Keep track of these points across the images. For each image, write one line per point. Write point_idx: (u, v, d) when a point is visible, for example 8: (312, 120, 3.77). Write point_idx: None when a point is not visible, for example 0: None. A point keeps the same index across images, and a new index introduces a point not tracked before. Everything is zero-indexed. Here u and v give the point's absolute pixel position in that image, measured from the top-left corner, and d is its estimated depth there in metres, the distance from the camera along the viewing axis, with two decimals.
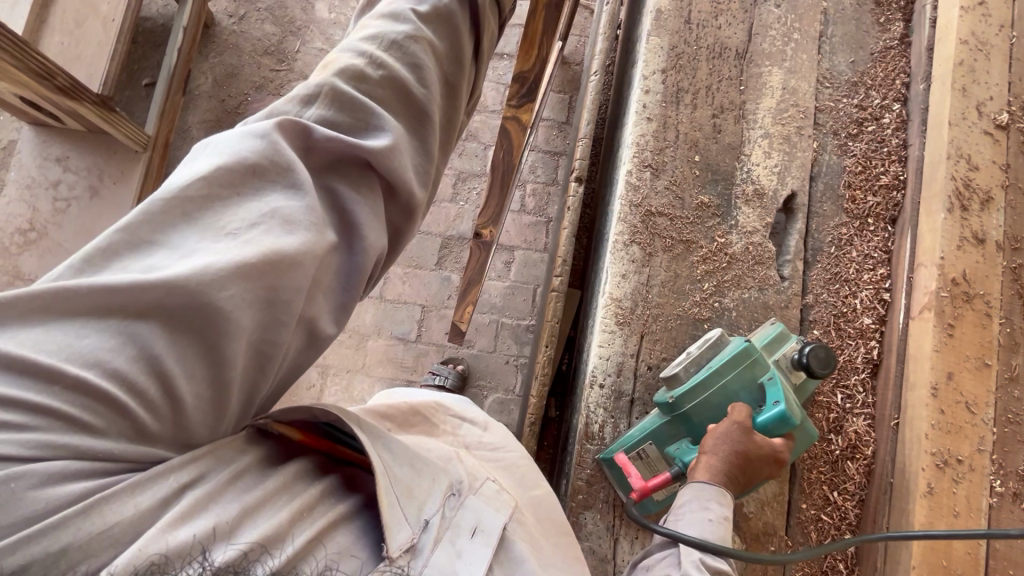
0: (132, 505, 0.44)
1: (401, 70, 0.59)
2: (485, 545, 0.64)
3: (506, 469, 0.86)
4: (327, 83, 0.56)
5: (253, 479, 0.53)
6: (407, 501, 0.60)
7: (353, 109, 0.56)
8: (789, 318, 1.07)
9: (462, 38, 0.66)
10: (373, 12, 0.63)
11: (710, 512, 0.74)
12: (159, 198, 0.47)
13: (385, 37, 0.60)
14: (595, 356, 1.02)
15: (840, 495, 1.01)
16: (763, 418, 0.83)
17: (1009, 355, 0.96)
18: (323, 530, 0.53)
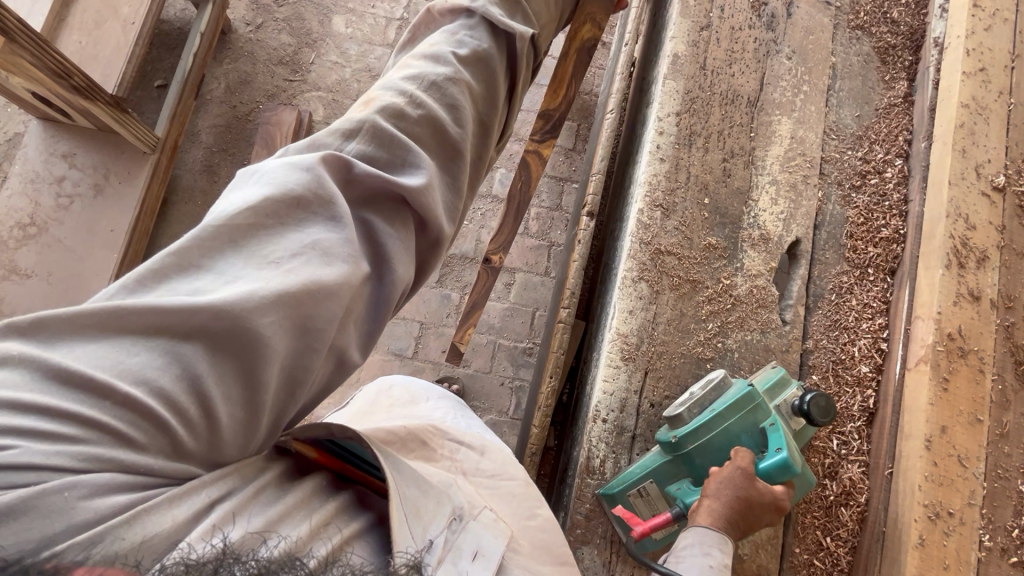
0: (169, 517, 0.44)
1: (438, 110, 0.61)
2: (485, 569, 0.62)
3: (506, 496, 0.86)
4: (369, 120, 0.58)
5: (275, 492, 0.53)
6: (414, 520, 0.60)
7: (392, 145, 0.58)
8: (789, 362, 1.09)
9: (497, 80, 0.69)
10: (414, 53, 0.66)
11: (711, 558, 0.75)
12: (209, 223, 0.49)
13: (427, 78, 0.62)
14: (599, 390, 1.03)
15: (832, 540, 1.02)
16: (765, 464, 0.85)
17: (1000, 412, 0.99)
18: (346, 541, 0.53)
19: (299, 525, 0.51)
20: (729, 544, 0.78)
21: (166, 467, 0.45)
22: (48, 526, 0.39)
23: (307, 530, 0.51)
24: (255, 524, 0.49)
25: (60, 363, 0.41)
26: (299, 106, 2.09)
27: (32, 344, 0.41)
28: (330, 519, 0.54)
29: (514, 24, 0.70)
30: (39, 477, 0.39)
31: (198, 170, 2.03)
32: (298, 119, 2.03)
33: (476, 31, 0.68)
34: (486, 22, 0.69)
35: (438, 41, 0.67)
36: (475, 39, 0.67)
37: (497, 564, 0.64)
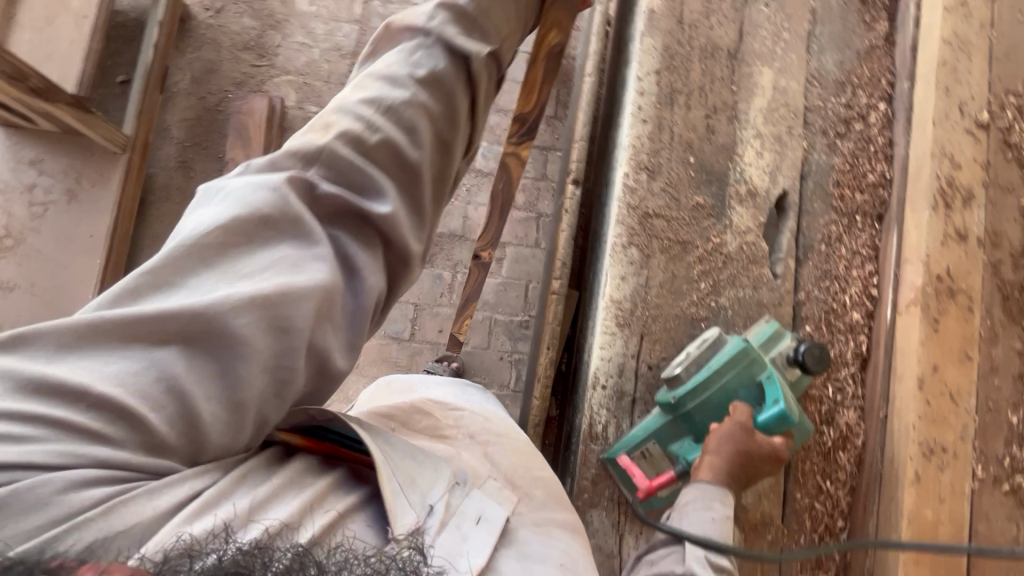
0: (151, 506, 0.45)
1: (396, 136, 0.58)
2: (489, 532, 0.63)
3: (513, 451, 0.86)
4: (327, 148, 0.56)
5: (262, 472, 0.54)
6: (411, 488, 0.61)
7: (355, 171, 0.56)
8: (782, 315, 1.10)
9: (458, 102, 0.63)
10: (370, 71, 0.62)
11: (714, 511, 0.78)
12: (183, 238, 0.50)
13: (382, 102, 0.59)
14: (597, 357, 1.04)
15: (832, 484, 1.04)
16: (764, 417, 0.86)
17: (989, 347, 1.01)
18: (342, 519, 0.54)
19: (290, 503, 0.52)
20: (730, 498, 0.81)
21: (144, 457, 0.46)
22: (27, 520, 0.41)
23: (298, 508, 0.52)
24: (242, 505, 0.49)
25: (43, 373, 0.43)
26: (270, 92, 2.03)
27: (17, 356, 0.43)
28: (323, 496, 0.55)
29: (469, 43, 0.63)
30: (16, 475, 0.41)
31: (172, 166, 1.98)
32: (271, 106, 1.98)
33: (433, 52, 0.62)
34: (442, 41, 0.62)
35: (393, 60, 0.62)
36: (432, 59, 0.62)
37: (500, 528, 0.65)
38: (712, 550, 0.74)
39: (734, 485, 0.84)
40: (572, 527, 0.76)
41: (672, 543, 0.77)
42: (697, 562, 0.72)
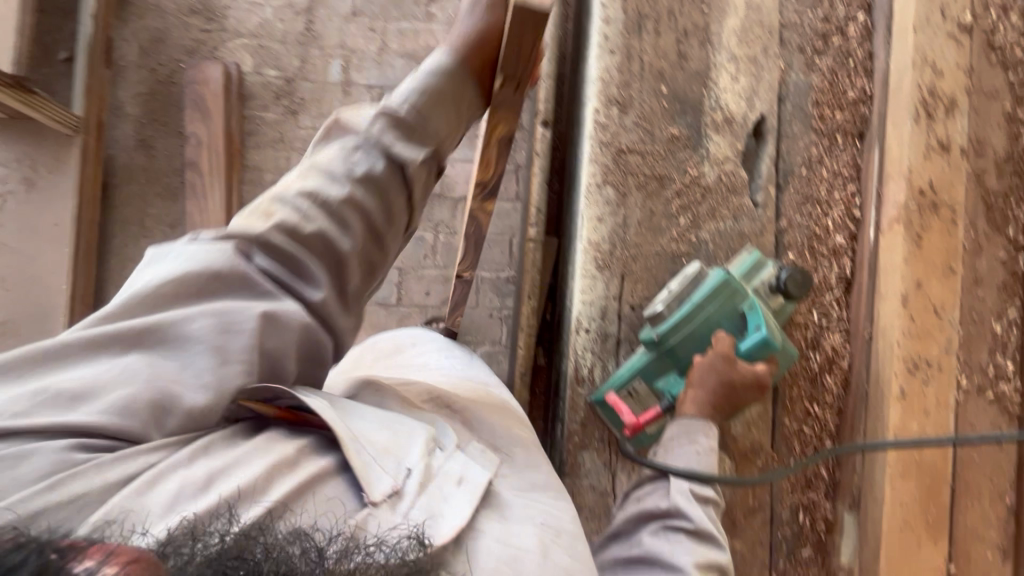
0: (101, 478, 0.49)
1: (329, 230, 0.58)
2: (472, 493, 0.63)
3: (491, 410, 0.86)
4: (260, 235, 0.57)
5: (228, 442, 0.57)
6: (384, 457, 0.61)
7: (289, 257, 0.58)
8: (764, 245, 1.08)
9: (395, 206, 0.62)
10: (313, 159, 0.60)
11: (698, 445, 0.83)
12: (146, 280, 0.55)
13: (318, 196, 0.58)
14: (578, 302, 1.03)
15: (819, 407, 1.04)
16: (746, 345, 0.87)
17: (973, 259, 0.99)
18: (311, 483, 0.55)
19: (254, 466, 0.54)
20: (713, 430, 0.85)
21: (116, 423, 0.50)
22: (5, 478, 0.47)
23: (261, 471, 0.53)
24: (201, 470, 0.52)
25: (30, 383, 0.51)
26: (224, 59, 1.92)
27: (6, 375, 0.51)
28: (292, 458, 0.56)
29: (409, 149, 0.61)
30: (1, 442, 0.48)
31: (133, 146, 1.90)
32: (226, 73, 1.89)
33: (369, 152, 0.60)
34: (380, 147, 0.60)
35: (333, 154, 0.60)
36: (373, 159, 0.60)
37: (483, 487, 0.64)
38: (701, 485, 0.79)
39: (716, 417, 0.87)
40: (554, 485, 0.75)
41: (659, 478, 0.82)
42: (681, 491, 0.78)
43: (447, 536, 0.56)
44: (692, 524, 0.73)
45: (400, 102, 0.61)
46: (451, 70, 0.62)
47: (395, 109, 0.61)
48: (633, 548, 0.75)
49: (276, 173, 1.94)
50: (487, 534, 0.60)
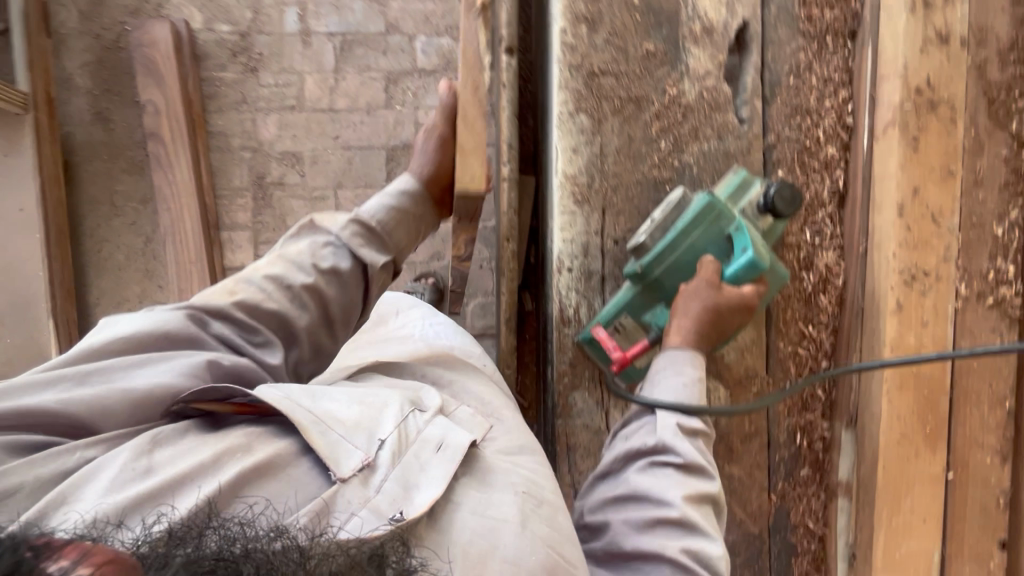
0: (32, 473, 0.57)
1: (286, 309, 0.84)
2: (451, 458, 0.66)
3: (476, 378, 0.90)
4: (224, 309, 0.80)
5: (181, 434, 0.64)
6: (354, 432, 0.65)
7: (246, 325, 0.81)
8: (752, 164, 1.01)
9: (350, 294, 0.91)
10: (285, 253, 0.88)
11: (683, 376, 0.81)
12: (96, 341, 0.71)
13: (285, 281, 0.85)
14: (558, 241, 0.98)
15: (814, 327, 1.00)
16: (731, 269, 0.84)
17: (974, 159, 0.93)
18: (259, 470, 0.60)
19: (200, 454, 0.61)
20: (702, 360, 0.83)
21: (91, 414, 0.64)
22: None
23: (206, 457, 0.60)
24: (150, 457, 0.59)
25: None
26: (172, 16, 1.80)
27: None
28: (243, 445, 0.62)
29: (371, 253, 0.91)
30: None
31: (88, 120, 1.81)
32: (176, 34, 1.77)
33: (336, 254, 0.90)
34: (348, 249, 0.90)
35: (304, 250, 0.88)
36: (336, 258, 0.89)
37: (463, 454, 0.66)
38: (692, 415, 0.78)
39: (706, 347, 0.85)
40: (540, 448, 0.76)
41: (646, 414, 0.81)
42: (667, 427, 0.76)
43: (420, 509, 0.60)
44: (680, 459, 0.73)
45: (372, 212, 0.93)
46: (415, 193, 0.97)
47: (366, 220, 0.92)
48: (620, 486, 0.75)
49: (243, 137, 1.86)
50: (463, 506, 0.62)
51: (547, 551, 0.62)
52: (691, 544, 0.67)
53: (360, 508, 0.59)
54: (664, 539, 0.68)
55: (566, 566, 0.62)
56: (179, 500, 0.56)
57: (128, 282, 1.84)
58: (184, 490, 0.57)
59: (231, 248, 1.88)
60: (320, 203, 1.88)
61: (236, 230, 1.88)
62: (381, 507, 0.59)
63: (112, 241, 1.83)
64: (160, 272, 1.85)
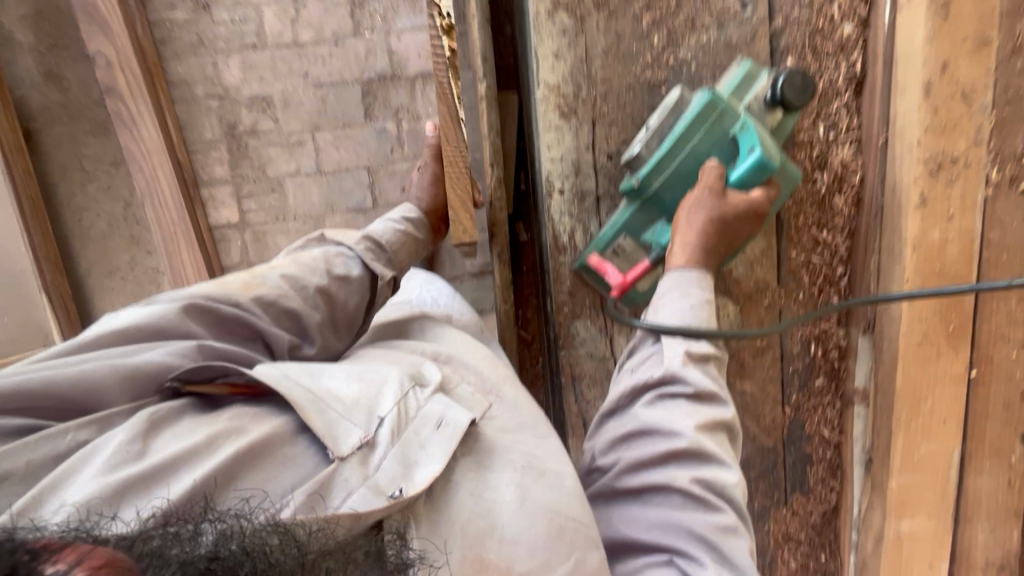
0: (25, 459, 0.52)
1: (300, 306, 0.89)
2: (451, 435, 0.63)
3: (475, 354, 0.86)
4: (241, 302, 0.83)
5: (177, 416, 0.61)
6: (352, 408, 0.62)
7: (251, 324, 0.83)
8: (757, 54, 0.90)
9: (356, 302, 1.00)
10: (302, 260, 0.97)
11: (691, 298, 0.75)
12: (90, 334, 0.70)
13: (300, 283, 0.92)
14: (545, 161, 0.91)
15: (829, 233, 0.93)
16: (737, 173, 0.76)
17: (1014, 22, 0.81)
18: (256, 450, 0.57)
19: (191, 437, 0.56)
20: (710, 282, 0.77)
21: (84, 391, 0.61)
22: None
23: (199, 439, 0.56)
24: (138, 442, 0.55)
25: None
26: None
27: None
28: (235, 427, 0.59)
29: (378, 266, 1.06)
30: None
31: (40, 80, 1.68)
32: None
33: (347, 262, 1.02)
34: (360, 260, 1.04)
35: (319, 257, 0.99)
36: (346, 267, 1.01)
37: (463, 432, 0.64)
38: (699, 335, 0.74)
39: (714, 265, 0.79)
40: (543, 426, 0.74)
41: (654, 342, 0.77)
42: (674, 356, 0.72)
43: (420, 486, 0.58)
44: (690, 389, 0.70)
45: (381, 234, 1.12)
46: (415, 220, 1.23)
47: (376, 237, 1.10)
48: (628, 423, 0.72)
49: (206, 84, 1.73)
50: (462, 487, 0.62)
51: (549, 517, 0.62)
52: (703, 475, 0.65)
53: (358, 485, 0.56)
54: (676, 471, 0.66)
55: (570, 521, 0.63)
56: (174, 483, 0.52)
57: (116, 250, 1.79)
58: (178, 473, 0.53)
59: (215, 205, 1.81)
60: (298, 149, 1.78)
61: (216, 186, 1.80)
62: (380, 485, 0.57)
63: (90, 209, 1.76)
64: (145, 236, 1.79)
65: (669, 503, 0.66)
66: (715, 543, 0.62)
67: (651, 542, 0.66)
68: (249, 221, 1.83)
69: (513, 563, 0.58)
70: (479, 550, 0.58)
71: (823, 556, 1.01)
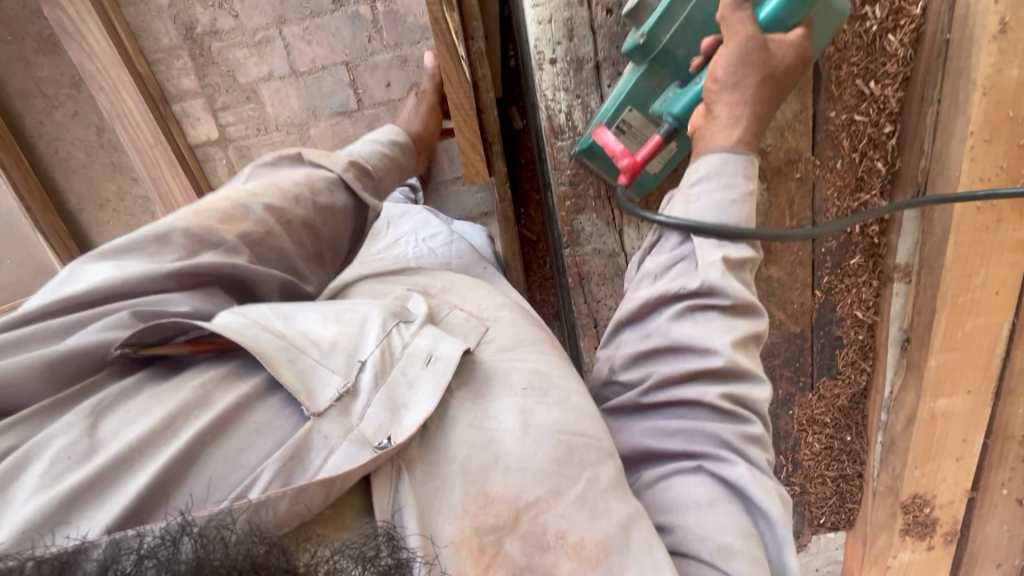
0: None
1: (284, 243, 0.80)
2: (443, 370, 0.60)
3: (471, 287, 0.88)
4: (227, 242, 0.73)
5: (125, 396, 0.55)
6: (331, 354, 0.59)
7: (237, 274, 0.72)
8: None
9: (338, 236, 0.90)
10: (281, 183, 0.84)
11: (733, 192, 0.65)
12: (37, 304, 0.62)
13: (285, 214, 0.81)
14: (532, 24, 0.75)
15: (877, 85, 0.77)
16: (771, 9, 0.63)
17: None
18: (221, 424, 0.52)
19: (147, 420, 0.51)
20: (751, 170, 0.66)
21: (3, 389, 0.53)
22: None
23: (156, 421, 0.51)
24: (84, 438, 0.49)
25: None
26: None
27: None
28: (199, 399, 0.54)
29: (368, 197, 0.94)
30: None
31: None
32: None
33: (333, 189, 0.89)
34: (346, 186, 0.91)
35: (302, 183, 0.86)
36: (331, 194, 0.89)
37: (455, 366, 0.60)
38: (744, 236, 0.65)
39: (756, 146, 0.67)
40: (541, 339, 0.74)
41: (682, 240, 0.68)
42: (713, 265, 0.63)
43: (410, 431, 0.54)
44: (728, 301, 0.62)
45: (367, 157, 0.98)
46: (398, 144, 1.05)
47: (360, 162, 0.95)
48: (654, 338, 0.65)
49: None
50: (459, 422, 0.58)
51: (557, 439, 0.57)
52: (735, 383, 0.61)
53: (340, 441, 0.52)
54: (705, 387, 0.61)
55: (586, 437, 0.59)
56: (128, 481, 0.47)
57: (101, 180, 1.71)
58: (136, 464, 0.48)
59: (190, 122, 1.67)
60: (267, 49, 1.59)
61: (188, 100, 1.64)
62: (365, 436, 0.53)
63: (62, 138, 1.65)
64: (127, 162, 1.70)
65: (694, 414, 0.62)
66: (744, 449, 0.59)
67: (674, 450, 0.62)
68: (230, 136, 1.70)
69: (522, 492, 0.54)
70: (482, 485, 0.54)
71: (847, 437, 0.96)
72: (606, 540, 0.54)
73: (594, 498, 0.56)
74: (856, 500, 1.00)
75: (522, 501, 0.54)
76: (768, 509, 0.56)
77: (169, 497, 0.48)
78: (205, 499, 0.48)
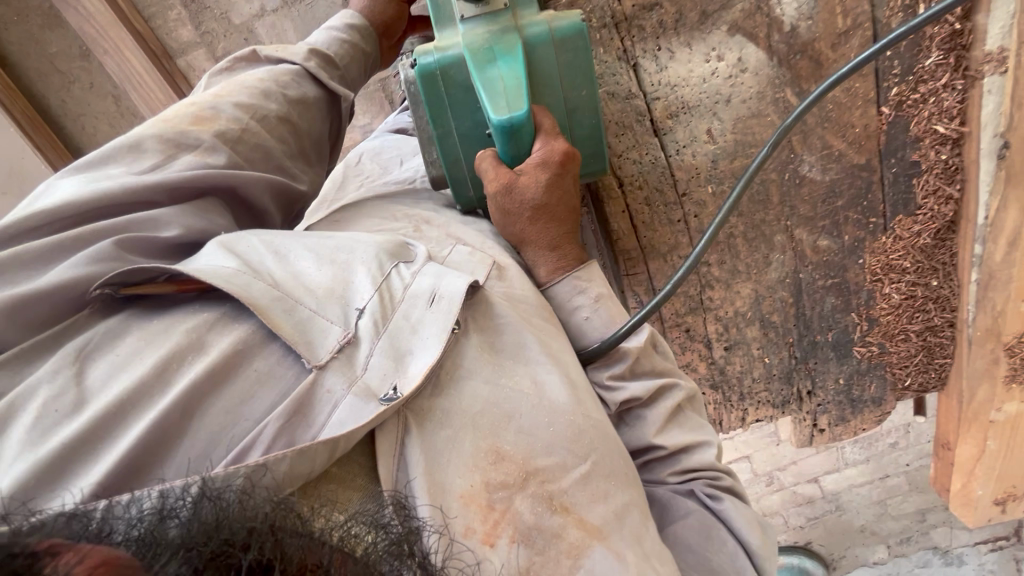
0: None
1: (265, 140, 0.76)
2: (449, 309, 0.54)
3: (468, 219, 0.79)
4: (205, 142, 0.70)
5: (113, 336, 0.50)
6: (325, 300, 0.54)
7: (227, 180, 0.69)
8: None
9: (319, 132, 0.86)
10: (245, 83, 0.80)
11: (585, 306, 0.68)
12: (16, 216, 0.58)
13: (254, 108, 0.77)
14: None
15: None
16: (502, 146, 0.66)
17: None
18: (218, 374, 0.47)
19: (140, 366, 0.47)
20: (589, 270, 0.69)
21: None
22: None
23: (148, 369, 0.47)
24: (70, 388, 0.46)
25: None
26: None
27: None
28: (195, 342, 0.49)
29: (337, 86, 0.88)
30: None
31: None
32: None
33: (300, 81, 0.84)
34: (311, 77, 0.86)
35: (265, 78, 0.81)
36: (298, 87, 0.84)
37: (461, 302, 0.55)
38: (620, 344, 0.66)
39: (573, 257, 0.69)
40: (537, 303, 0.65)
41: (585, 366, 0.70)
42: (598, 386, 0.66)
43: (417, 380, 0.50)
44: (643, 398, 0.65)
45: (327, 45, 0.89)
46: (363, 28, 0.93)
47: (321, 50, 0.88)
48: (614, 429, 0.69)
49: None
50: (475, 376, 0.54)
51: (568, 420, 0.54)
52: (685, 450, 0.64)
53: (345, 394, 0.48)
54: (664, 470, 0.64)
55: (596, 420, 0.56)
56: (120, 437, 0.44)
57: None
58: (130, 416, 0.45)
59: (196, 76, 1.62)
60: None
61: (190, 52, 1.59)
62: (371, 387, 0.49)
63: (85, 113, 1.66)
64: None
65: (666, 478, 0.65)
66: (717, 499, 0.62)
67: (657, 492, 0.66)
68: None
69: (533, 456, 0.52)
70: (494, 441, 0.52)
71: (932, 281, 0.83)
72: (602, 525, 0.52)
73: (596, 482, 0.53)
74: (948, 354, 0.87)
75: (533, 465, 0.51)
76: (748, 540, 0.60)
77: (161, 452, 0.44)
78: (206, 458, 0.45)
